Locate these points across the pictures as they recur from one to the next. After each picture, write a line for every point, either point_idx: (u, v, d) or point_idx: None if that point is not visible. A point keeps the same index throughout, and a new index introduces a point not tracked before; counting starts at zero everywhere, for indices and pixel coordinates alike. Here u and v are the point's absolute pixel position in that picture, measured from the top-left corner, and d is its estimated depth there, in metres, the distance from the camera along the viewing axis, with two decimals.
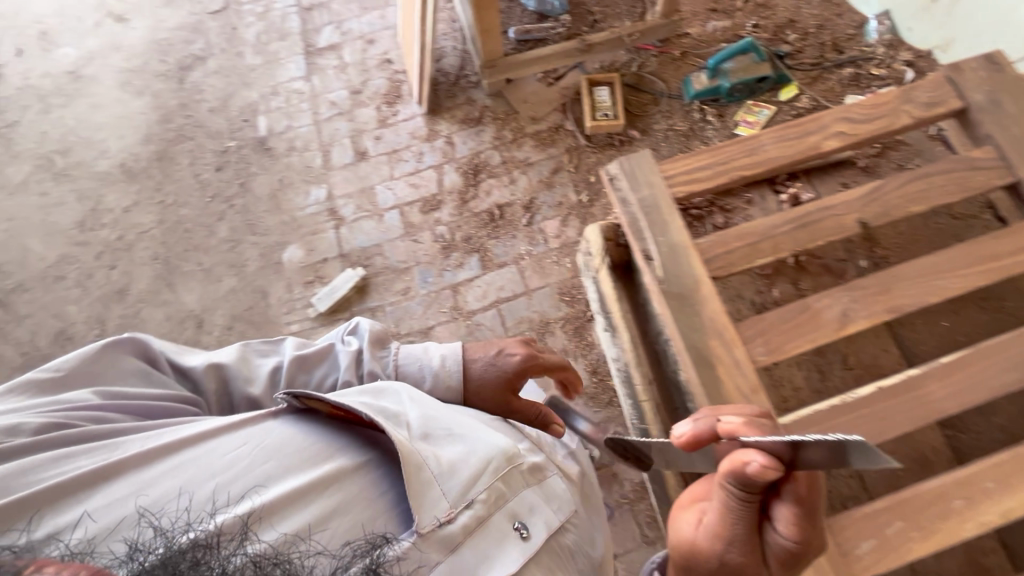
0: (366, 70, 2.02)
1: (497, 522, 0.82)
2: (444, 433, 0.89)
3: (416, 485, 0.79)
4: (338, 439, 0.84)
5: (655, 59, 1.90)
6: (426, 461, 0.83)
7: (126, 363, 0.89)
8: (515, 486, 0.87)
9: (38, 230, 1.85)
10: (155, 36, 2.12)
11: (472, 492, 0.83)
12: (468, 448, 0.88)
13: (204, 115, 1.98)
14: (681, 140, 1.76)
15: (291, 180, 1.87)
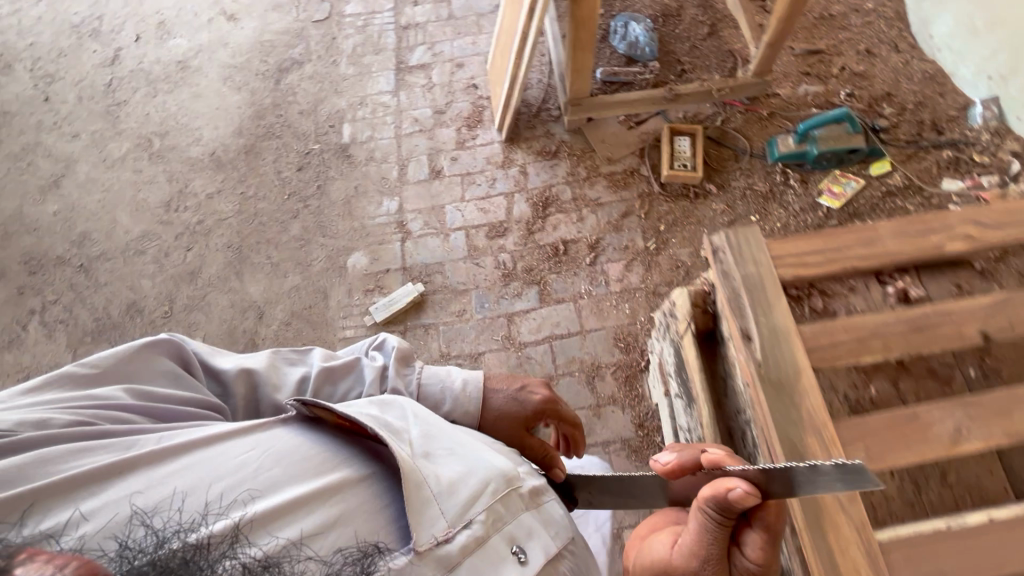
0: (451, 92, 2.08)
1: (495, 545, 0.80)
2: (445, 451, 0.88)
3: (416, 502, 0.77)
4: (341, 451, 0.83)
5: (741, 116, 1.87)
6: (426, 479, 0.81)
7: (158, 364, 0.89)
8: (514, 509, 0.85)
9: (128, 204, 1.96)
10: (260, 37, 2.25)
11: (471, 511, 0.81)
12: (468, 466, 0.86)
13: (294, 116, 2.08)
14: (759, 200, 1.73)
15: (366, 189, 1.92)
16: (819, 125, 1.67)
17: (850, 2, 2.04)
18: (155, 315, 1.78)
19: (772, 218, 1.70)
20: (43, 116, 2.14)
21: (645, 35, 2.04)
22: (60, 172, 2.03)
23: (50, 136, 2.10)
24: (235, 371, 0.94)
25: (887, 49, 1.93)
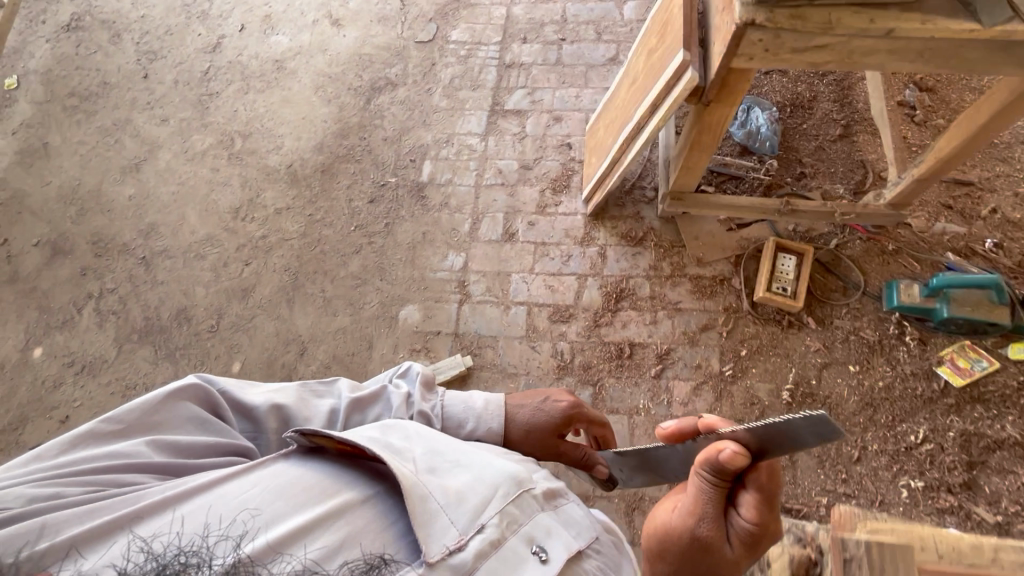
0: (542, 147, 1.94)
1: (513, 546, 0.74)
2: (450, 464, 0.81)
3: (420, 515, 0.71)
4: (344, 476, 0.76)
5: (860, 244, 1.66)
6: (431, 492, 0.74)
7: (183, 410, 0.82)
8: (528, 510, 0.78)
9: (199, 203, 1.94)
10: (360, 49, 2.17)
11: (483, 516, 0.74)
12: (476, 476, 0.79)
13: (377, 142, 2.00)
14: (863, 349, 1.53)
15: (434, 238, 1.83)
16: (958, 285, 1.45)
17: (1019, 130, 1.76)
18: (201, 326, 1.75)
19: (875, 375, 1.50)
20: (139, 94, 2.15)
21: (769, 129, 1.82)
22: (143, 155, 2.04)
23: (141, 116, 2.11)
24: (266, 407, 0.87)
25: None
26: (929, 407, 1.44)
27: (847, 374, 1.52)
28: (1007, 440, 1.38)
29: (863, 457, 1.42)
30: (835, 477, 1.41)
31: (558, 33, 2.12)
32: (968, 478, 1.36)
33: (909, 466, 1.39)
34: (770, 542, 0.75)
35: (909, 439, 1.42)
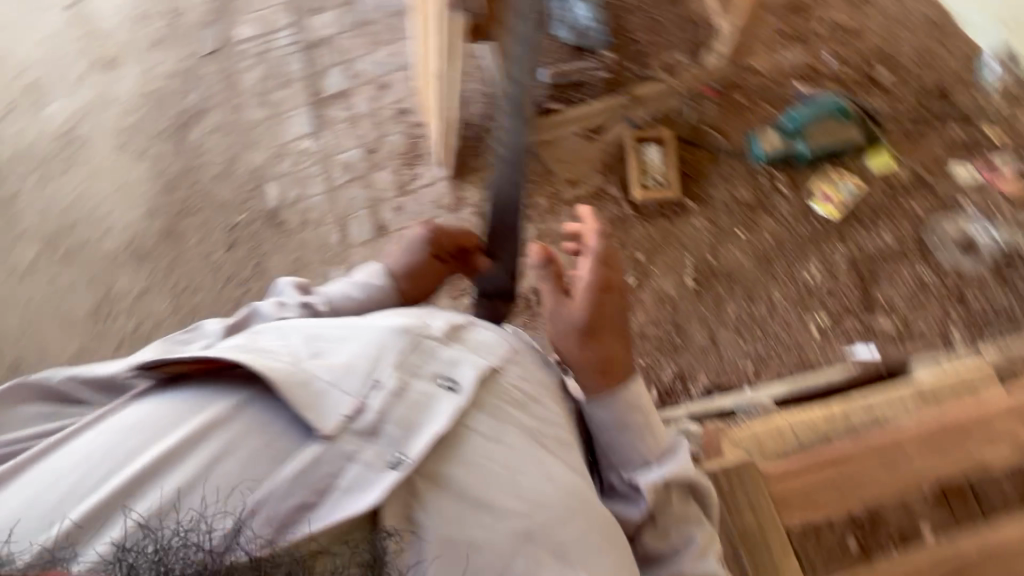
0: (380, 122, 1.81)
1: (417, 389, 0.67)
2: (334, 341, 0.71)
3: (303, 399, 0.61)
4: (211, 388, 0.63)
5: (715, 107, 1.63)
6: (313, 375, 0.64)
7: (26, 412, 0.69)
8: (429, 353, 0.71)
9: (51, 321, 1.74)
10: (147, 86, 1.92)
11: (379, 373, 0.67)
12: (363, 345, 0.70)
13: (209, 182, 1.82)
14: (745, 212, 1.55)
15: (307, 261, 1.71)
16: (809, 118, 1.51)
17: None
18: None
19: (762, 232, 1.52)
20: None
21: (594, 19, 1.71)
22: None
23: None
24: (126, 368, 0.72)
25: None
26: (817, 243, 1.49)
27: (738, 240, 1.53)
28: (889, 248, 1.45)
29: (773, 313, 1.47)
30: (754, 341, 1.46)
31: None
32: (865, 297, 1.43)
33: (813, 305, 1.45)
34: (607, 284, 0.87)
35: (808, 280, 1.47)
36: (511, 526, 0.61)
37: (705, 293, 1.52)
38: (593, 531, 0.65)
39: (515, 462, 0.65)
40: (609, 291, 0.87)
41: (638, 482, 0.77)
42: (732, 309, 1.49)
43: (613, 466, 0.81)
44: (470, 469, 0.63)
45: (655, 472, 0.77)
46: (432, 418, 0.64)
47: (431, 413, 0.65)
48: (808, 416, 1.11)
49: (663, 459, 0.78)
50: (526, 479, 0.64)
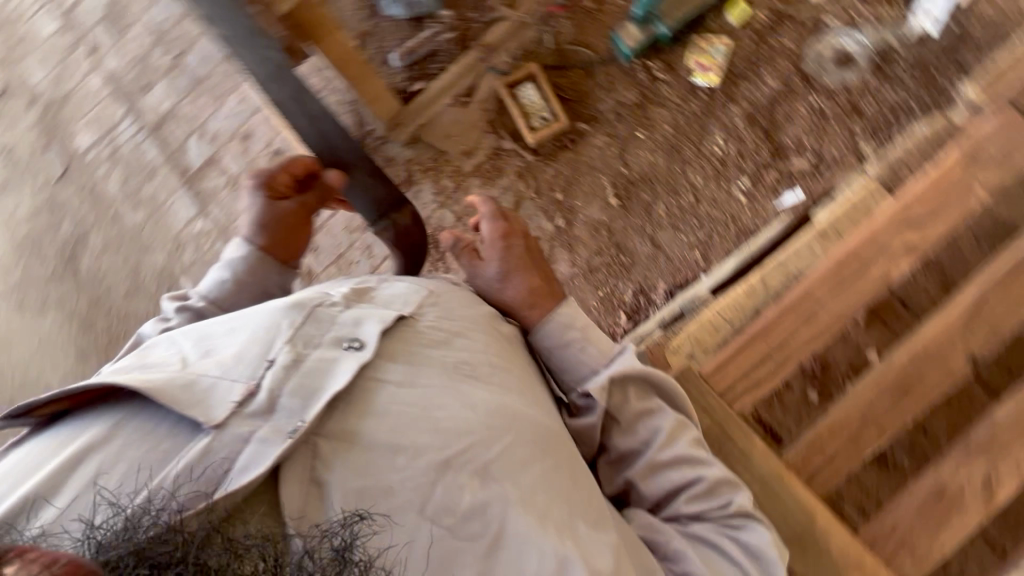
0: None
1: (317, 357, 0.69)
2: (225, 336, 0.73)
3: (191, 399, 0.64)
4: (97, 415, 0.66)
5: (570, 22, 1.58)
6: (202, 374, 0.67)
7: None
8: (326, 320, 0.74)
9: None
10: (15, 235, 1.80)
11: (273, 350, 0.69)
12: (252, 331, 0.72)
13: (122, 304, 1.73)
14: (637, 112, 1.53)
15: None
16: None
17: None
18: None
19: (660, 126, 1.51)
20: None
21: None
22: None
23: None
24: None
25: None
26: (712, 115, 1.48)
27: (640, 142, 1.52)
28: (777, 92, 1.45)
29: (697, 197, 1.48)
30: (690, 230, 1.48)
31: (170, 53, 1.80)
32: (774, 147, 1.44)
33: (730, 174, 1.47)
34: (504, 232, 1.00)
35: (717, 154, 1.48)
36: (424, 456, 0.66)
37: (631, 205, 1.52)
38: (517, 445, 0.71)
39: (423, 400, 0.70)
40: (508, 237, 1.00)
41: (588, 390, 0.86)
42: (662, 210, 1.50)
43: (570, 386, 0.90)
44: (379, 416, 0.67)
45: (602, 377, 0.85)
46: (330, 381, 0.67)
47: (328, 377, 0.68)
48: (729, 305, 1.20)
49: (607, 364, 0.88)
50: (441, 410, 0.69)
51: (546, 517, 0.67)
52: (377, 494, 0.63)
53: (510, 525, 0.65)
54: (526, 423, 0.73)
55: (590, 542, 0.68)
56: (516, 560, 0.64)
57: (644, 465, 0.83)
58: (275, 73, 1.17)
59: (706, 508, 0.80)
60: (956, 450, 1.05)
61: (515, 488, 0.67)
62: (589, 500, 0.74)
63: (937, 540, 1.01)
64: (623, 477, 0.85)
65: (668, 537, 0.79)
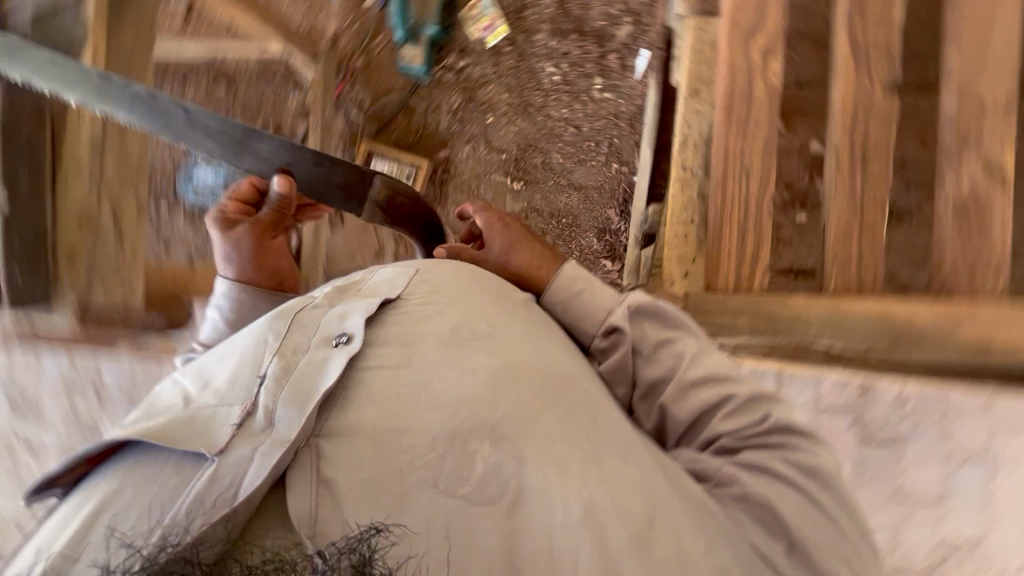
0: None
1: (307, 362, 0.58)
2: (216, 361, 0.62)
3: (189, 435, 0.53)
4: (103, 471, 0.56)
5: (358, 86, 1.51)
6: (199, 410, 0.56)
7: None
8: (310, 321, 0.62)
9: None
10: None
11: (261, 365, 0.58)
12: (237, 348, 0.62)
13: None
14: (471, 103, 1.51)
15: None
16: (405, 7, 1.39)
17: None
18: None
19: (497, 99, 1.50)
20: None
21: None
22: None
23: None
24: None
25: None
26: (527, 54, 1.46)
27: (494, 122, 1.51)
28: None
29: (574, 124, 1.47)
30: (592, 153, 1.48)
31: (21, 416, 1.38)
32: (595, 37, 1.44)
33: (581, 84, 1.47)
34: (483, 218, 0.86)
35: (557, 80, 1.47)
36: (429, 431, 0.55)
37: (532, 172, 1.51)
38: (533, 392, 0.59)
39: (424, 372, 0.59)
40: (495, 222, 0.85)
41: (611, 323, 0.73)
42: (559, 156, 1.50)
43: (579, 333, 0.77)
44: (378, 404, 0.56)
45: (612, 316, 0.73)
46: (321, 381, 0.56)
47: (319, 376, 0.57)
48: (680, 213, 1.08)
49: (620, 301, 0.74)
50: (446, 381, 0.58)
51: (568, 464, 0.55)
52: (383, 489, 0.51)
53: (530, 480, 0.53)
54: (529, 373, 0.61)
55: (628, 464, 0.57)
56: (551, 513, 0.52)
57: (675, 389, 0.68)
58: (245, 142, 0.89)
59: (745, 426, 0.64)
60: (952, 141, 0.93)
61: (541, 443, 0.55)
62: (604, 407, 0.63)
63: (987, 243, 0.91)
64: (657, 409, 0.70)
65: (720, 466, 0.63)
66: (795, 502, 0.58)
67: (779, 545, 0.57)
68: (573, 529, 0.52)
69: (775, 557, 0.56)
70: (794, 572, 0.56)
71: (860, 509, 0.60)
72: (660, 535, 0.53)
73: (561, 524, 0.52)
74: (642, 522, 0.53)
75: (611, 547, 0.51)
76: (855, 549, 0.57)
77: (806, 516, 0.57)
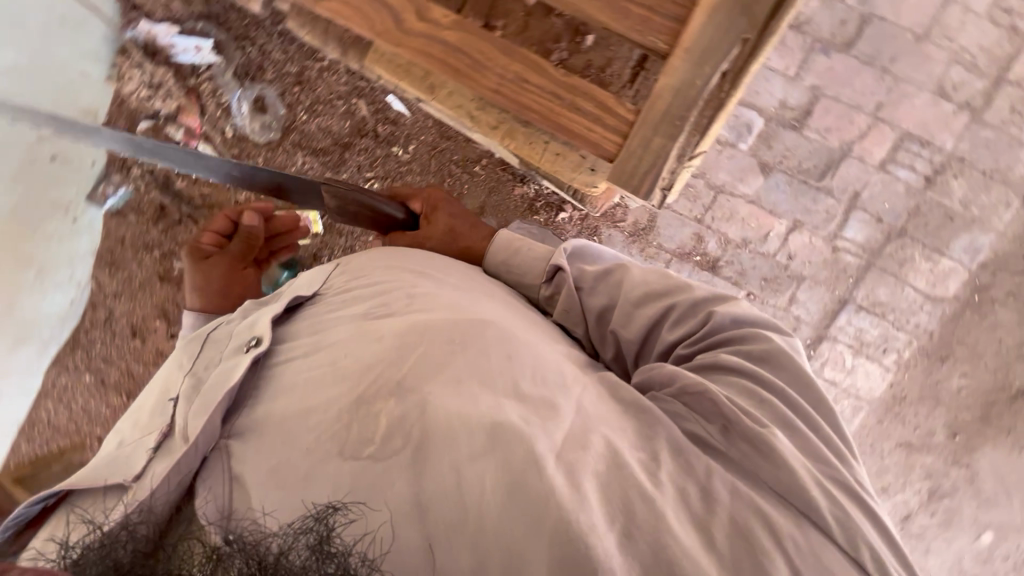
0: None
1: (219, 373, 0.66)
2: (152, 397, 0.71)
3: (125, 461, 0.60)
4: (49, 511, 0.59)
5: None
6: (144, 438, 0.63)
7: None
8: (225, 346, 0.72)
9: None
10: None
11: (186, 388, 0.67)
12: (172, 379, 0.71)
13: None
14: None
15: None
16: None
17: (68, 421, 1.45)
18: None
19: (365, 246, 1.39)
20: None
21: None
22: None
23: None
24: None
25: (106, 330, 1.45)
26: None
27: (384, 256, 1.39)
28: (302, 147, 1.39)
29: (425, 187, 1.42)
30: (458, 183, 1.43)
31: None
32: (356, 131, 1.39)
33: (389, 164, 1.41)
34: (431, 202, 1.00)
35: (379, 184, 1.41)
36: (333, 406, 0.59)
37: None
38: (447, 338, 0.62)
39: (332, 355, 0.65)
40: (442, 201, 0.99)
41: (555, 263, 0.81)
42: None
43: (525, 293, 0.85)
44: (288, 389, 0.63)
45: (559, 262, 0.80)
46: (232, 379, 0.63)
47: (227, 377, 0.64)
48: (541, 153, 0.96)
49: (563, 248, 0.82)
50: (360, 347, 0.64)
51: (480, 398, 0.57)
52: (311, 465, 0.55)
53: (436, 409, 0.56)
54: (435, 319, 0.64)
55: (546, 380, 0.60)
56: (457, 438, 0.54)
57: (620, 321, 0.74)
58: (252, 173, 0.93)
59: (693, 330, 0.71)
60: None
61: (458, 376, 0.59)
62: (519, 332, 0.66)
63: None
64: (610, 333, 0.76)
65: (666, 367, 0.66)
66: (734, 384, 0.63)
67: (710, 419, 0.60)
68: (490, 447, 0.53)
69: (711, 441, 0.58)
70: (734, 446, 0.57)
71: (810, 375, 0.66)
72: (574, 430, 0.56)
73: (474, 449, 0.54)
74: (558, 419, 0.57)
75: (525, 446, 0.53)
76: (788, 417, 0.61)
77: (742, 392, 0.63)
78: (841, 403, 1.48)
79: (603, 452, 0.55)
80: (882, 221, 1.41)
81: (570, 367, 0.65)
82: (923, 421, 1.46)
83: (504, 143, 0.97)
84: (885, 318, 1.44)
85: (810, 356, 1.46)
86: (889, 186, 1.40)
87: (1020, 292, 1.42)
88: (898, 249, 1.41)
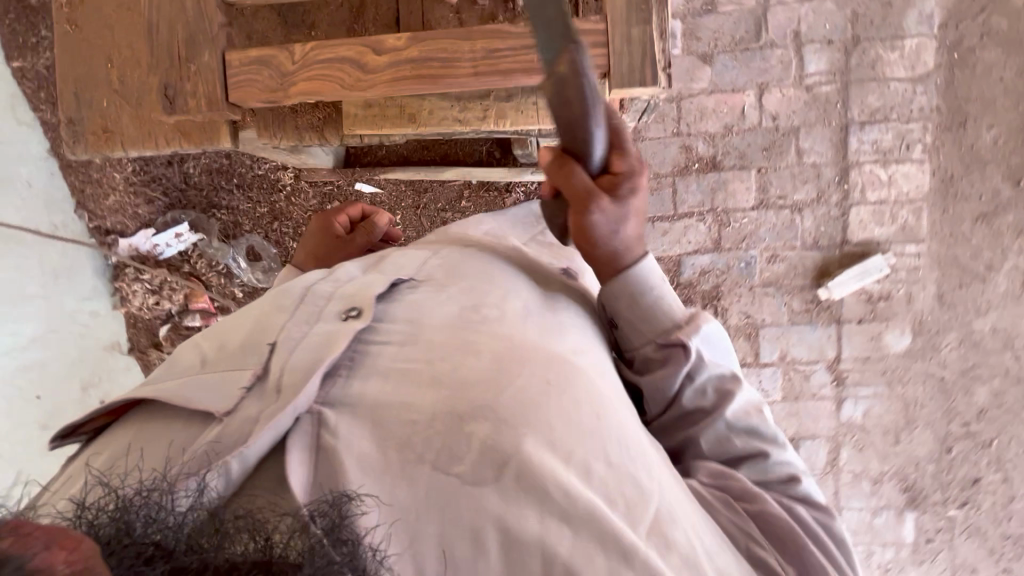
0: None
1: (321, 330, 0.53)
2: (245, 317, 0.59)
3: (207, 395, 0.49)
4: (128, 421, 0.50)
5: None
6: (235, 370, 0.51)
7: None
8: (320, 290, 0.59)
9: None
10: None
11: (280, 322, 0.55)
12: (262, 309, 0.58)
13: (984, 520, 1.53)
14: None
15: (882, 405, 1.52)
16: None
17: None
18: None
19: None
20: None
21: None
22: None
23: None
24: None
25: None
26: None
27: None
28: None
29: None
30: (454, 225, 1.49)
31: None
32: None
33: None
34: (639, 186, 0.58)
35: None
36: (429, 405, 0.48)
37: None
38: (542, 376, 0.51)
39: (433, 350, 0.53)
40: (643, 199, 0.58)
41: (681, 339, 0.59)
42: None
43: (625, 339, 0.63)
44: (385, 374, 0.51)
45: (693, 350, 0.59)
46: (332, 350, 0.50)
47: (336, 341, 0.51)
48: None
49: (697, 327, 0.60)
50: (461, 360, 0.52)
51: (577, 451, 0.47)
52: (405, 462, 0.45)
53: (533, 454, 0.46)
54: (538, 344, 0.55)
55: (638, 452, 0.51)
56: (546, 494, 0.44)
57: (709, 439, 0.61)
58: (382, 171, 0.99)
59: (769, 471, 0.61)
60: None
61: (555, 420, 0.48)
62: (606, 378, 0.56)
63: None
64: (681, 429, 0.63)
65: (746, 482, 0.59)
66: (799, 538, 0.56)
67: (768, 537, 0.56)
68: (572, 514, 0.44)
69: None
70: None
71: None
72: (661, 515, 0.48)
73: (562, 514, 0.44)
74: (647, 491, 0.49)
75: (609, 527, 0.44)
76: None
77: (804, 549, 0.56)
78: (901, 214, 1.47)
79: (687, 555, 0.47)
80: (833, 41, 1.43)
81: (651, 441, 0.55)
82: (981, 186, 1.45)
83: (503, 128, 0.74)
84: (890, 120, 1.44)
85: (848, 190, 1.47)
86: (820, 10, 1.43)
87: (991, 27, 1.41)
88: (862, 56, 1.43)
